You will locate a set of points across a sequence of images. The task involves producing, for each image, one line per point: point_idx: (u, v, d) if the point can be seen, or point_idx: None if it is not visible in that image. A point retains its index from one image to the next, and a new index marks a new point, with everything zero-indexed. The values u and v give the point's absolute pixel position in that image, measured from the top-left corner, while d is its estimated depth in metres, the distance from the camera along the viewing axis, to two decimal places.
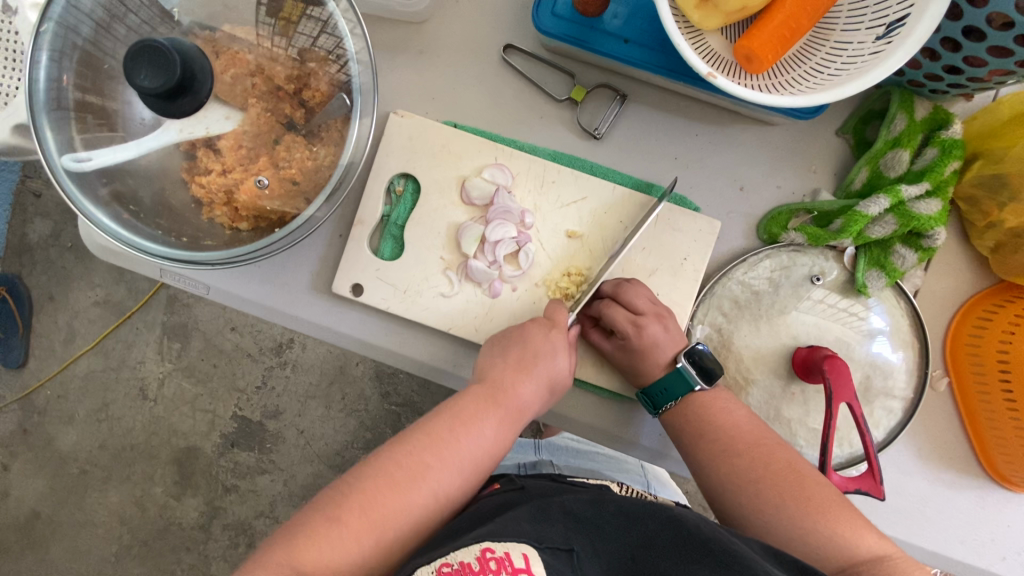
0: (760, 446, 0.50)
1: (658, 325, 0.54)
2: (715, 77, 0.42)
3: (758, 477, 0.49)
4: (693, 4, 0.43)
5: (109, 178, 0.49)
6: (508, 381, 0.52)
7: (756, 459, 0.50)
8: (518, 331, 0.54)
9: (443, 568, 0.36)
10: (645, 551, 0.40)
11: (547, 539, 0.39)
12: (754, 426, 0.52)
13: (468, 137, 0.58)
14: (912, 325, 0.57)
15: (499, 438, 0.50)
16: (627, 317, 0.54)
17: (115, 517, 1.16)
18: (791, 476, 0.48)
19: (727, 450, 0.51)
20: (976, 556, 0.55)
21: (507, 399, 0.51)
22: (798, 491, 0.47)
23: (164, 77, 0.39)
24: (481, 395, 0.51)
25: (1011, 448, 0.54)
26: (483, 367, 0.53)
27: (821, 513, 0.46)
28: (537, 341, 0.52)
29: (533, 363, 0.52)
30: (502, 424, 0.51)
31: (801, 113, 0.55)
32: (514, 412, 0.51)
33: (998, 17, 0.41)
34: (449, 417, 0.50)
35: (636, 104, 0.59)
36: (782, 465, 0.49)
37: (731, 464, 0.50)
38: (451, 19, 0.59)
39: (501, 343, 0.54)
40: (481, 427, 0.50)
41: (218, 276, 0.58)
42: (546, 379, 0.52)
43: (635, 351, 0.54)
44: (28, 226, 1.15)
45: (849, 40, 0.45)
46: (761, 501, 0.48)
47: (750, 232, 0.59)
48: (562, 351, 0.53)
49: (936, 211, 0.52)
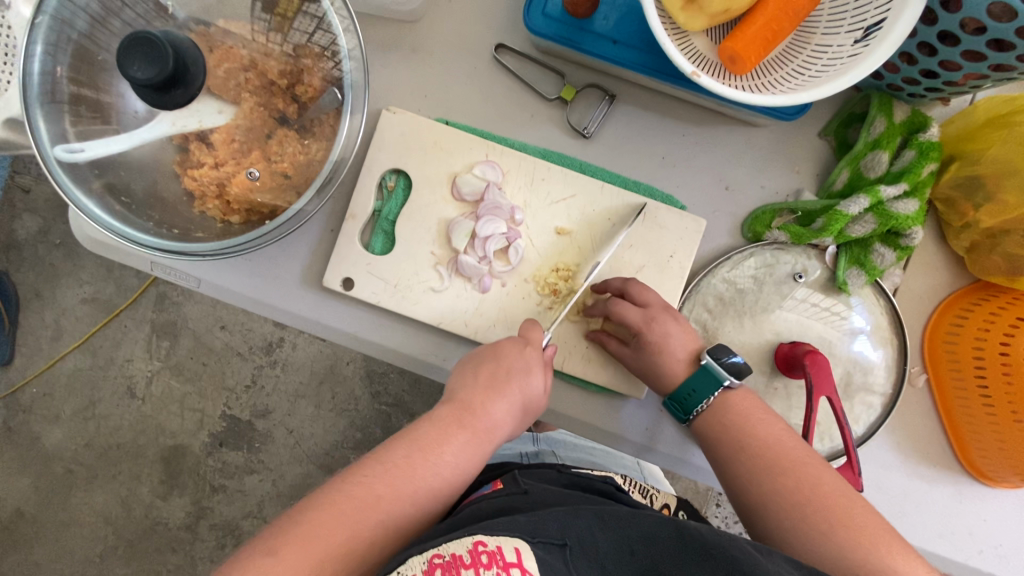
0: (806, 466, 0.48)
1: (668, 318, 0.54)
2: (699, 76, 0.43)
3: (804, 499, 0.47)
4: (678, 6, 0.44)
5: (101, 170, 0.50)
6: (479, 399, 0.51)
7: (804, 478, 0.48)
8: (491, 349, 0.54)
9: (435, 558, 0.36)
10: (643, 548, 0.40)
11: (540, 534, 0.39)
12: (796, 443, 0.50)
13: (459, 134, 0.59)
14: (891, 323, 0.58)
15: (469, 459, 0.49)
16: (638, 312, 0.54)
17: (100, 517, 1.15)
18: (840, 501, 0.46)
19: (772, 465, 0.49)
20: (955, 550, 0.57)
21: (478, 419, 0.51)
22: (846, 517, 0.45)
23: (157, 69, 0.40)
24: (449, 416, 0.50)
25: (987, 443, 0.55)
26: (453, 388, 0.53)
27: (873, 545, 0.44)
28: (512, 357, 0.52)
29: (505, 381, 0.52)
30: (473, 444, 0.50)
31: (784, 114, 0.56)
32: (484, 431, 0.51)
33: (970, 22, 0.43)
34: (418, 438, 0.49)
35: (625, 104, 0.60)
36: (831, 489, 0.47)
37: (776, 480, 0.48)
38: (444, 17, 0.60)
39: (474, 363, 0.53)
40: (451, 448, 0.49)
41: (209, 269, 0.59)
42: (518, 398, 0.52)
43: (651, 346, 0.54)
44: (16, 221, 1.15)
45: (829, 44, 0.47)
46: (809, 527, 0.45)
47: (735, 230, 0.60)
48: (535, 369, 0.53)
49: (913, 211, 0.53)
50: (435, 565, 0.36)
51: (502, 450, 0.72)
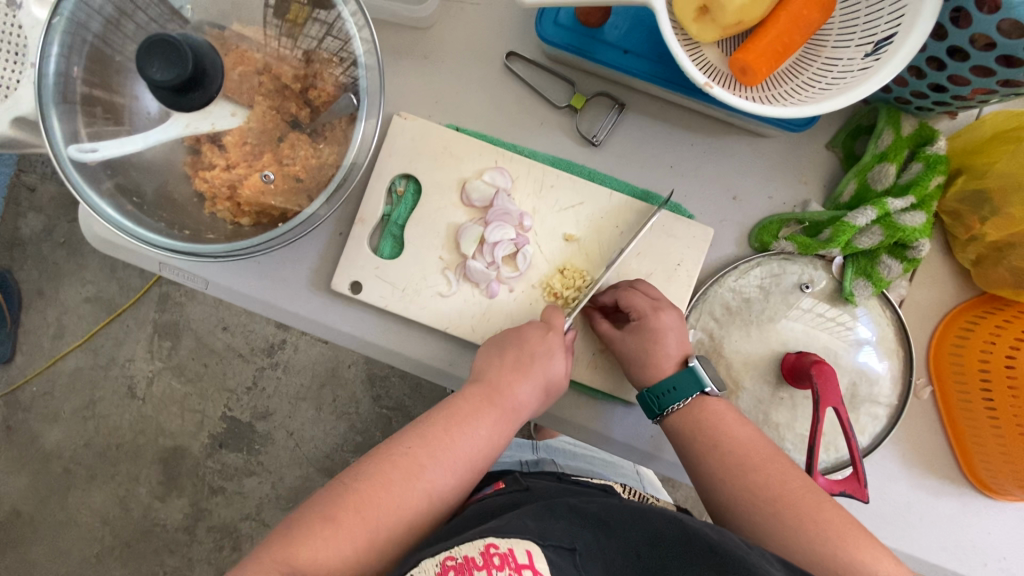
0: (771, 465, 0.49)
1: (673, 313, 0.55)
2: (711, 87, 0.43)
3: (774, 496, 0.47)
4: (691, 17, 0.44)
5: (114, 170, 0.50)
6: (504, 381, 0.52)
7: (773, 474, 0.49)
8: (513, 333, 0.54)
9: (448, 561, 0.37)
10: (649, 551, 0.40)
11: (550, 537, 0.39)
12: (762, 441, 0.51)
13: (470, 140, 0.59)
14: (897, 334, 0.58)
15: (496, 435, 0.51)
16: (647, 301, 0.55)
17: (97, 518, 1.14)
18: (808, 496, 0.47)
19: (742, 464, 0.50)
20: (959, 563, 0.57)
21: (503, 400, 0.52)
22: (813, 512, 0.46)
23: (175, 73, 0.40)
24: (477, 395, 0.52)
25: (992, 456, 0.55)
26: (479, 368, 0.54)
27: (841, 538, 0.45)
28: (535, 343, 0.52)
29: (530, 363, 0.52)
30: (499, 423, 0.51)
31: (793, 125, 0.57)
32: (510, 411, 0.52)
33: (980, 38, 0.43)
34: (448, 418, 0.50)
35: (634, 113, 0.60)
36: (799, 486, 0.48)
37: (747, 478, 0.49)
38: (455, 24, 0.61)
39: (497, 345, 0.54)
40: (477, 426, 0.50)
41: (219, 271, 0.59)
42: (542, 380, 0.52)
43: (647, 331, 0.54)
44: (20, 220, 1.15)
45: (839, 57, 0.47)
46: (780, 523, 0.46)
47: (742, 240, 0.60)
48: (557, 352, 0.53)
49: (920, 223, 0.54)
50: (447, 567, 0.37)
51: (506, 456, 0.72)
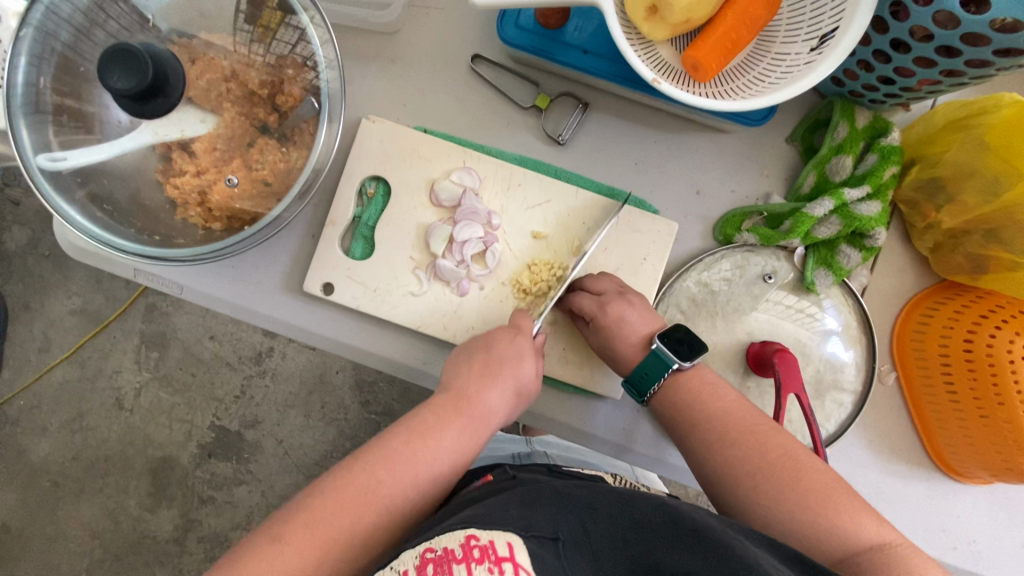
0: (755, 434, 0.49)
1: (624, 304, 0.55)
2: (659, 83, 0.44)
3: (755, 467, 0.48)
4: (641, 16, 0.46)
5: (84, 179, 0.51)
6: (474, 387, 0.53)
7: (751, 447, 0.49)
8: (484, 340, 0.55)
9: (427, 554, 0.36)
10: (636, 536, 0.40)
11: (533, 527, 0.39)
12: (748, 411, 0.51)
13: (437, 141, 0.60)
14: (860, 322, 0.60)
15: (465, 442, 0.51)
16: (592, 300, 0.55)
17: (87, 531, 1.14)
18: (787, 462, 0.47)
19: (720, 438, 0.50)
20: (929, 545, 0.57)
21: (474, 405, 0.52)
22: (793, 482, 0.46)
23: (137, 79, 0.41)
24: (447, 403, 0.52)
25: (955, 439, 0.57)
26: (450, 375, 0.54)
27: (823, 504, 0.45)
28: (502, 347, 0.53)
29: (499, 369, 0.53)
30: (470, 429, 0.52)
31: (750, 120, 0.58)
32: (480, 418, 0.52)
33: (918, 30, 0.45)
34: (417, 425, 0.51)
35: (598, 112, 0.62)
36: (777, 453, 0.48)
37: (718, 466, 0.49)
38: (422, 28, 0.62)
39: (468, 351, 0.55)
40: (448, 433, 0.51)
41: (191, 275, 0.60)
42: (511, 386, 0.53)
43: (603, 329, 0.54)
44: (5, 234, 1.15)
45: (786, 52, 0.49)
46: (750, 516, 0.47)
47: (707, 233, 0.62)
48: (526, 355, 0.54)
49: (876, 212, 0.55)
50: (426, 560, 0.36)
51: (497, 449, 0.73)
